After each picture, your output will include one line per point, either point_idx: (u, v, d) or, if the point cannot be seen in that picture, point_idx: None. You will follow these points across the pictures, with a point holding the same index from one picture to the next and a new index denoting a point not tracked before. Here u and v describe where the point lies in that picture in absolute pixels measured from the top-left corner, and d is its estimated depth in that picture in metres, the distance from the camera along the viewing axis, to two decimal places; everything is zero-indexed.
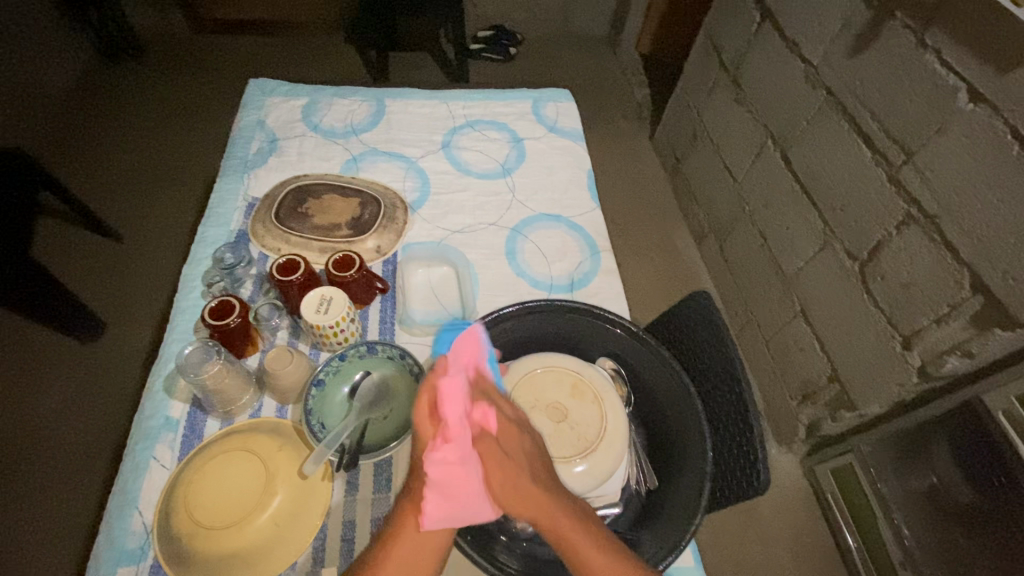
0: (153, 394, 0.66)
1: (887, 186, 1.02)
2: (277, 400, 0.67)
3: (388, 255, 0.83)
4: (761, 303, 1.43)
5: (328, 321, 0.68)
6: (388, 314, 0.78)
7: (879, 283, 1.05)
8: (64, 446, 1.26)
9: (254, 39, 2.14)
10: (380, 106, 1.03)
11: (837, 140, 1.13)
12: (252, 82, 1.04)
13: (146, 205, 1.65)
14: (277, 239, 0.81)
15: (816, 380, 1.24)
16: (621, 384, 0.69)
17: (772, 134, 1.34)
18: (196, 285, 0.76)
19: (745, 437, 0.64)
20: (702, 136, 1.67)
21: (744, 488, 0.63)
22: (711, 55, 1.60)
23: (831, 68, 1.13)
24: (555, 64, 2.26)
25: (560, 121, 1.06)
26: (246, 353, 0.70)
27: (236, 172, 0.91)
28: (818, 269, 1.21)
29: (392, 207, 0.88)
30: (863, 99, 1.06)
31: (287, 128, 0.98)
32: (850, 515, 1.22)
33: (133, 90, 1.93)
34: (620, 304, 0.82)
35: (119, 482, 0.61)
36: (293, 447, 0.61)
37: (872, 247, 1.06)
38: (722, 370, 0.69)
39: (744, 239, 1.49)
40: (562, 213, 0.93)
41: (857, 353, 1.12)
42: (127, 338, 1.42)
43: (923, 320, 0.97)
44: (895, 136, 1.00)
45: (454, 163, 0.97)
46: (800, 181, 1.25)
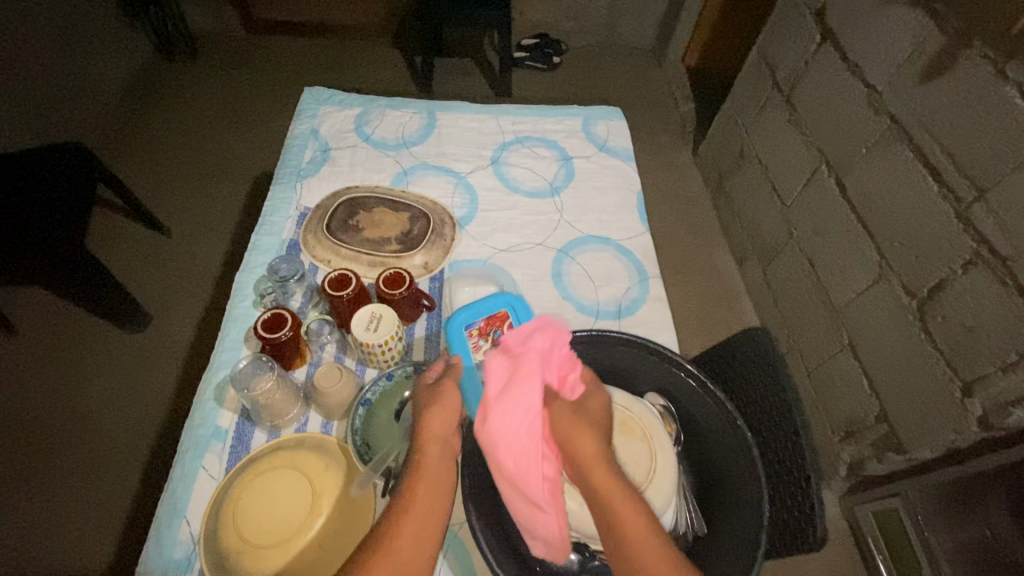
0: (203, 402, 0.67)
1: (954, 223, 0.97)
2: (323, 416, 0.67)
3: (435, 272, 0.83)
4: (805, 332, 1.38)
5: (377, 339, 0.67)
6: (434, 332, 0.77)
7: (939, 323, 1.00)
8: (106, 434, 1.29)
9: (304, 41, 2.19)
10: (431, 119, 1.03)
11: (900, 171, 1.08)
12: (306, 91, 1.05)
13: (193, 201, 1.70)
14: (328, 252, 0.82)
15: (862, 417, 1.20)
16: (669, 420, 0.67)
17: (827, 159, 1.29)
18: (247, 294, 0.77)
19: (802, 488, 0.61)
20: (749, 157, 1.63)
21: (801, 541, 0.60)
22: (764, 73, 1.56)
23: (897, 95, 1.09)
24: (598, 74, 2.24)
25: (610, 140, 1.04)
26: (294, 365, 0.71)
27: (289, 181, 0.92)
28: (870, 302, 1.16)
29: (440, 222, 0.87)
30: (931, 129, 1.02)
31: (340, 138, 0.99)
32: (892, 562, 1.17)
33: (186, 87, 1.98)
34: (667, 335, 0.80)
35: (167, 489, 0.62)
36: (339, 467, 0.61)
37: (933, 285, 1.01)
38: (777, 414, 0.67)
39: (789, 264, 1.45)
40: (610, 235, 0.92)
41: (910, 393, 1.07)
42: (169, 331, 1.46)
43: (987, 367, 0.92)
44: (965, 171, 0.95)
45: (502, 180, 0.97)
46: (855, 209, 1.20)
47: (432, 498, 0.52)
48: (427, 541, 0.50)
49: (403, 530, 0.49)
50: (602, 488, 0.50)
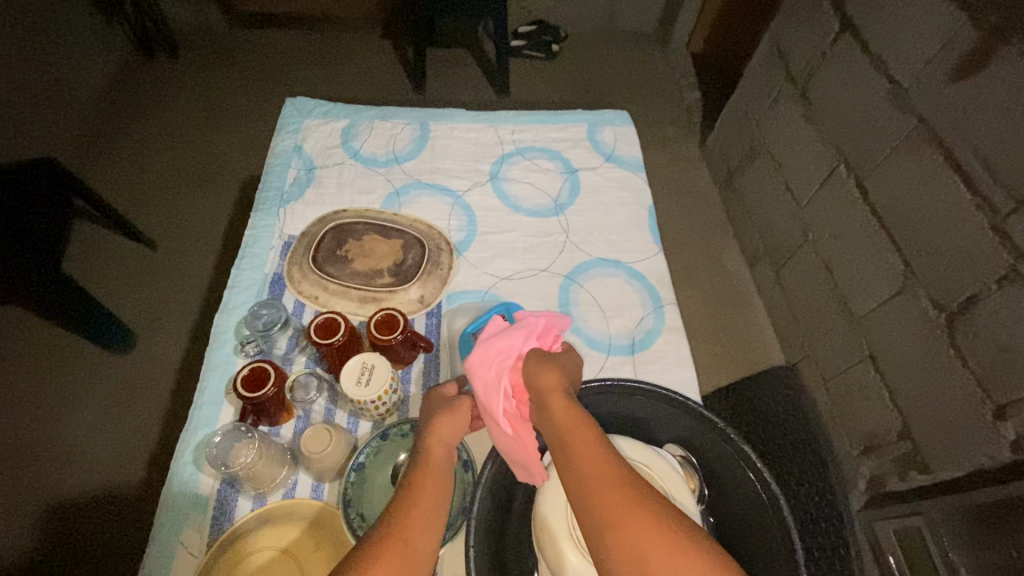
0: (182, 467, 0.61)
1: (989, 235, 0.90)
2: (313, 478, 0.62)
3: (431, 307, 0.76)
4: (821, 339, 1.32)
5: (370, 395, 0.61)
6: (432, 376, 0.71)
7: (970, 341, 0.94)
8: (94, 462, 1.24)
9: (289, 33, 2.08)
10: (424, 130, 0.95)
11: (929, 175, 1.00)
12: (288, 101, 0.97)
13: (178, 209, 1.62)
14: (315, 288, 0.75)
15: (883, 433, 1.14)
16: (692, 474, 0.61)
17: (846, 159, 1.22)
18: (228, 339, 0.71)
19: None
20: (761, 153, 1.55)
21: None
22: (777, 63, 1.47)
23: (925, 94, 1.01)
24: (599, 63, 2.14)
25: (618, 149, 0.97)
26: (281, 420, 0.65)
27: (272, 205, 0.84)
28: (894, 313, 1.10)
29: (436, 249, 0.80)
30: (965, 132, 0.94)
31: (326, 155, 0.91)
32: None
33: (167, 87, 1.89)
34: (685, 371, 0.74)
35: (141, 570, 0.56)
36: (333, 544, 0.56)
37: (964, 300, 0.95)
38: None
39: (803, 268, 1.38)
40: (621, 257, 0.85)
41: (937, 412, 1.01)
42: (158, 350, 1.40)
43: (1023, 390, 0.86)
44: (1003, 179, 0.88)
45: (503, 198, 0.89)
46: (877, 214, 1.13)
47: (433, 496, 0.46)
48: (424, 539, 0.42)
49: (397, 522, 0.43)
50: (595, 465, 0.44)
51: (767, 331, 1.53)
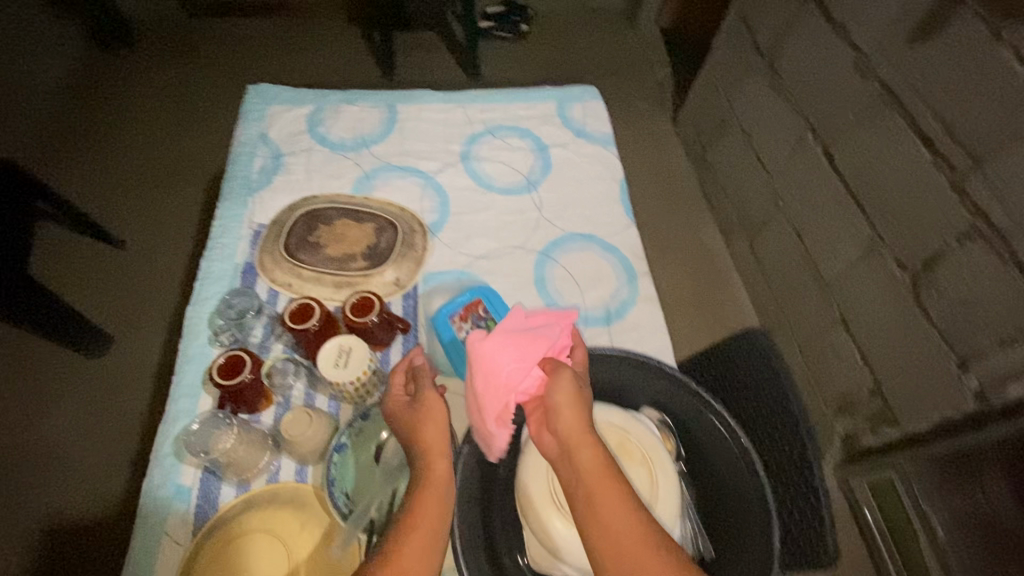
0: (161, 458, 0.61)
1: (949, 193, 0.93)
2: (296, 462, 0.61)
3: (407, 289, 0.76)
4: (795, 305, 1.35)
5: (348, 377, 0.62)
6: (411, 357, 0.71)
7: (933, 297, 0.98)
8: (76, 466, 1.22)
9: (251, 21, 2.02)
10: (392, 112, 0.94)
11: (892, 138, 1.02)
12: (251, 88, 0.95)
13: (146, 207, 1.58)
14: (288, 275, 0.74)
15: (855, 391, 1.18)
16: (668, 435, 0.63)
17: (813, 126, 1.24)
18: (202, 330, 0.70)
19: (811, 501, 0.59)
20: (731, 125, 1.57)
21: (811, 556, 0.58)
22: (744, 35, 1.48)
23: (886, 58, 1.03)
24: (569, 41, 2.12)
25: (588, 125, 0.97)
26: (260, 407, 0.64)
27: (240, 195, 0.83)
28: (863, 275, 1.13)
29: (409, 231, 0.80)
30: (923, 94, 0.96)
31: (293, 141, 0.90)
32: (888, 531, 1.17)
33: (127, 82, 1.83)
34: (660, 339, 0.76)
35: (128, 561, 0.56)
36: (316, 523, 0.56)
37: (927, 258, 0.98)
38: (780, 423, 0.64)
39: (776, 236, 1.41)
40: (594, 232, 0.86)
41: (906, 368, 1.05)
42: (134, 350, 1.37)
43: (984, 341, 0.90)
44: (961, 139, 0.90)
45: (474, 177, 0.89)
46: (844, 179, 1.16)
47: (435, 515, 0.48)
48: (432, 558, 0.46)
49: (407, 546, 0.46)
50: (594, 479, 0.47)
51: (743, 301, 1.56)
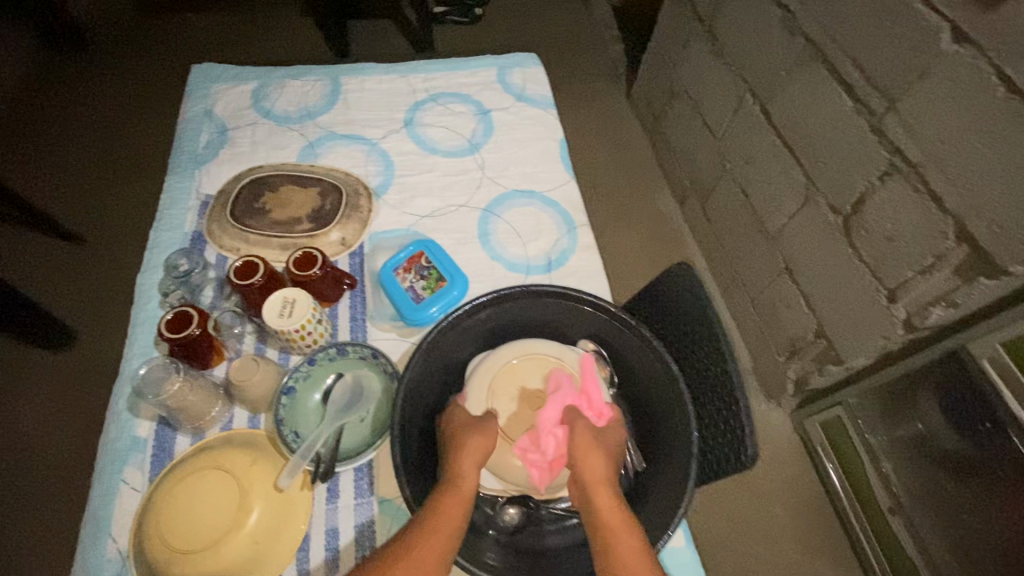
0: (116, 414, 0.63)
1: (869, 136, 0.98)
2: (249, 410, 0.65)
3: (354, 248, 0.79)
4: (746, 260, 1.41)
5: (293, 325, 0.64)
6: (358, 310, 0.74)
7: (863, 237, 1.03)
8: (44, 459, 1.22)
9: (203, 16, 2.01)
10: (335, 85, 0.97)
11: (818, 89, 1.08)
12: (195, 68, 0.97)
13: (104, 203, 1.58)
14: (235, 240, 0.77)
15: (803, 336, 1.24)
16: (603, 365, 0.67)
17: (751, 86, 1.29)
18: (152, 294, 0.72)
19: (733, 413, 0.62)
20: (680, 93, 1.62)
21: (732, 463, 0.62)
22: (685, 3, 1.52)
23: (809, 13, 1.08)
24: (524, 23, 2.15)
25: (529, 88, 0.99)
26: (212, 363, 0.67)
27: (186, 168, 0.85)
28: (803, 224, 1.18)
29: (354, 195, 0.83)
30: (843, 44, 1.01)
31: (238, 116, 0.92)
32: (839, 466, 1.23)
33: (77, 80, 1.81)
34: (599, 282, 0.80)
35: (88, 508, 0.59)
36: (268, 460, 0.59)
37: (856, 200, 1.03)
38: (707, 346, 0.67)
39: (725, 197, 1.46)
40: (536, 188, 0.89)
41: (844, 307, 1.11)
42: (99, 344, 1.37)
43: (907, 272, 0.95)
44: (876, 83, 0.95)
45: (418, 142, 0.92)
46: (780, 133, 1.21)
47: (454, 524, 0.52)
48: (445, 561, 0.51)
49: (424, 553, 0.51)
50: (611, 517, 0.54)
51: (700, 262, 1.62)
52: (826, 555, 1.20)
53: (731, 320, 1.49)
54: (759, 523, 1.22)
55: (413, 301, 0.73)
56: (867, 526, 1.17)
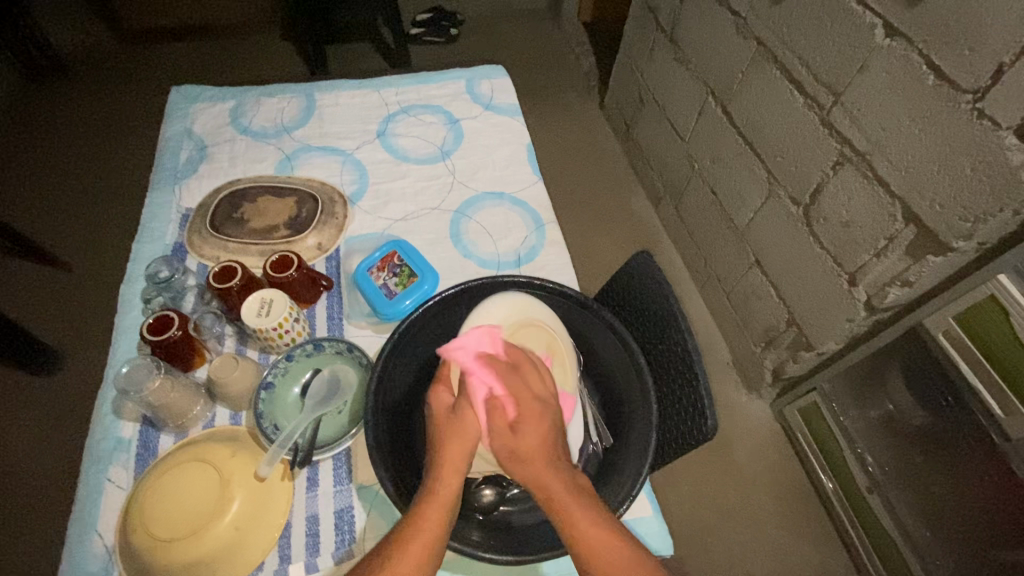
0: (101, 417, 0.66)
1: (820, 129, 1.03)
2: (230, 408, 0.67)
3: (330, 252, 0.82)
4: (719, 256, 1.45)
5: (270, 324, 0.67)
6: (335, 309, 0.77)
7: (822, 224, 1.08)
8: (31, 482, 1.23)
9: (185, 46, 2.07)
10: (311, 101, 1.01)
11: (771, 88, 1.14)
12: (174, 90, 1.01)
13: (90, 229, 1.60)
14: (214, 249, 0.80)
15: (776, 325, 1.28)
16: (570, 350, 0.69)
17: (712, 89, 1.35)
18: (135, 303, 0.75)
19: (692, 386, 0.65)
20: (648, 100, 1.68)
21: (692, 435, 0.64)
22: (648, 15, 1.59)
23: (759, 17, 1.14)
24: (498, 40, 2.23)
25: (496, 98, 1.04)
26: (194, 365, 0.70)
27: (167, 184, 0.88)
28: (767, 217, 1.23)
29: (330, 202, 0.87)
30: (790, 44, 1.07)
31: (217, 134, 0.96)
32: (818, 452, 1.26)
33: (62, 110, 1.85)
34: (567, 274, 0.83)
35: (74, 508, 0.61)
36: (247, 452, 0.61)
37: (813, 190, 1.08)
38: (666, 325, 0.70)
39: (696, 196, 1.51)
40: (504, 189, 0.93)
41: (810, 293, 1.15)
42: (85, 366, 1.38)
43: (865, 255, 1.00)
44: (822, 78, 1.01)
45: (391, 151, 0.96)
46: (741, 132, 1.26)
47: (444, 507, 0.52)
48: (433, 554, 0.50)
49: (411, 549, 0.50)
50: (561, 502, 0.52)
51: (677, 261, 1.66)
52: (810, 538, 1.22)
53: (708, 316, 1.53)
54: (743, 511, 1.24)
55: (386, 296, 0.77)
56: (847, 508, 1.20)
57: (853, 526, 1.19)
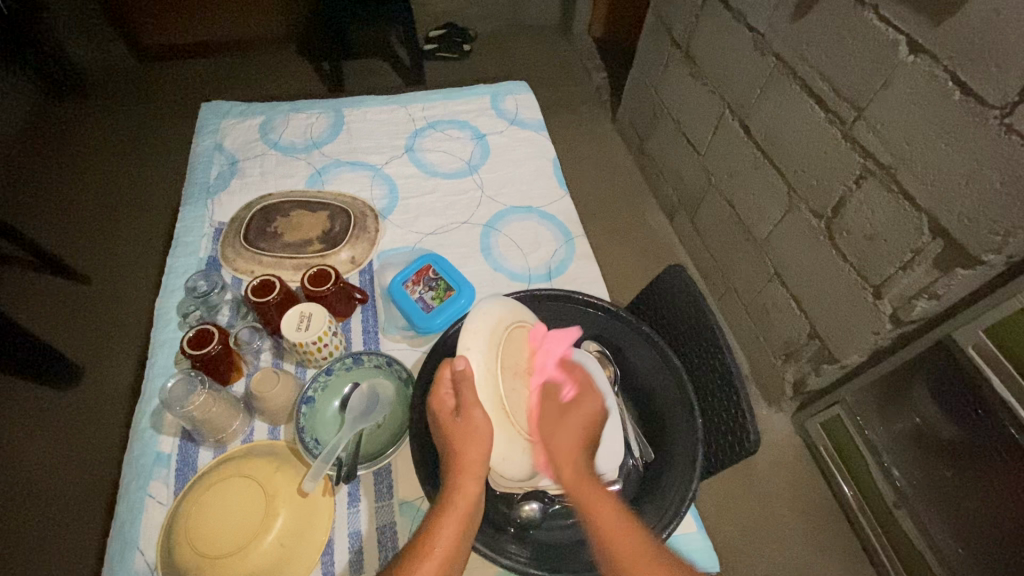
0: (141, 432, 0.66)
1: (842, 143, 1.04)
2: (269, 422, 0.67)
3: (363, 266, 0.83)
4: (737, 268, 1.46)
5: (310, 338, 0.67)
6: (370, 323, 0.77)
7: (845, 237, 1.08)
8: (52, 496, 1.22)
9: (202, 62, 2.11)
10: (338, 116, 1.02)
11: (791, 104, 1.15)
12: (204, 105, 1.02)
13: (109, 242, 1.61)
14: (249, 263, 0.80)
15: (797, 338, 1.27)
16: (607, 365, 0.68)
17: (729, 104, 1.36)
18: (171, 317, 0.75)
19: (732, 400, 0.65)
20: (663, 114, 1.69)
21: (735, 449, 0.64)
22: (662, 33, 1.62)
23: (778, 34, 1.16)
24: (510, 57, 2.27)
25: (521, 113, 1.05)
26: (231, 379, 0.70)
27: (199, 199, 0.89)
28: (787, 230, 1.24)
29: (361, 216, 0.87)
30: (810, 60, 1.08)
31: (247, 149, 0.97)
32: (842, 466, 1.25)
33: (80, 125, 1.87)
34: (599, 288, 0.83)
35: (115, 524, 0.60)
36: (290, 467, 0.61)
37: (835, 203, 1.09)
38: (703, 338, 0.71)
39: (712, 209, 1.52)
40: (533, 204, 0.93)
41: (833, 306, 1.15)
42: (106, 379, 1.38)
43: (890, 269, 1.00)
44: (844, 93, 1.02)
45: (420, 166, 0.97)
46: (760, 146, 1.27)
47: (460, 519, 0.53)
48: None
49: (424, 567, 0.51)
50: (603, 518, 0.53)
51: (693, 273, 1.66)
52: (837, 556, 1.21)
53: (727, 328, 1.53)
54: (768, 526, 1.23)
55: (422, 310, 0.77)
56: (874, 523, 1.19)
57: (880, 541, 1.18)
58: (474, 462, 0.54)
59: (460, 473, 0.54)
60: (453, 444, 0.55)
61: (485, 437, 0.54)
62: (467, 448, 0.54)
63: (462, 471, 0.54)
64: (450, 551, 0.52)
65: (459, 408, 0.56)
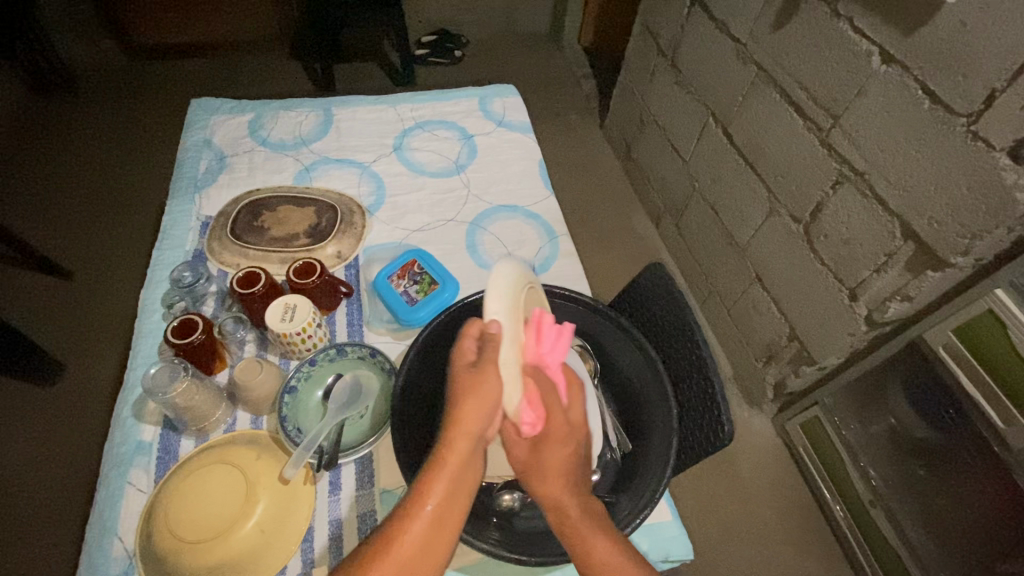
0: (122, 420, 0.66)
1: (819, 149, 1.07)
2: (251, 412, 0.68)
3: (349, 260, 0.84)
4: (720, 272, 1.48)
5: (294, 329, 0.68)
6: (355, 316, 0.78)
7: (822, 241, 1.11)
8: (30, 494, 1.20)
9: (193, 62, 2.11)
10: (328, 115, 1.04)
11: (771, 112, 1.18)
12: (194, 102, 1.03)
13: (94, 239, 1.60)
14: (235, 256, 0.81)
15: (777, 341, 1.30)
16: (588, 358, 0.71)
17: (712, 111, 1.40)
18: (156, 308, 0.76)
19: (708, 393, 0.67)
20: (649, 121, 1.73)
21: (709, 441, 0.66)
22: (649, 42, 1.65)
23: (759, 44, 1.19)
24: (500, 64, 2.30)
25: (508, 115, 1.07)
26: (215, 369, 0.71)
27: (187, 193, 0.90)
28: (768, 234, 1.27)
29: (348, 212, 0.88)
30: (789, 69, 1.12)
31: (235, 145, 0.97)
32: (822, 468, 1.28)
33: (67, 122, 1.86)
34: (581, 285, 0.85)
35: (94, 511, 0.60)
36: (271, 455, 0.62)
37: (813, 208, 1.12)
38: (681, 333, 0.72)
39: (696, 214, 1.55)
40: (519, 203, 0.95)
41: (810, 309, 1.18)
42: (88, 376, 1.37)
43: (865, 271, 1.03)
44: (821, 101, 1.05)
45: (407, 165, 0.98)
46: (742, 152, 1.30)
47: (455, 479, 0.48)
48: (425, 550, 0.46)
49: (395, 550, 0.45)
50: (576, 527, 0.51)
51: (678, 278, 1.69)
52: (815, 555, 1.23)
53: (710, 332, 1.56)
54: (748, 525, 1.25)
55: (407, 303, 0.78)
56: (852, 524, 1.21)
57: (857, 541, 1.20)
58: (472, 424, 0.49)
59: (453, 430, 0.49)
60: (454, 398, 0.49)
61: (491, 399, 0.49)
62: (464, 402, 0.49)
63: (463, 437, 0.49)
64: (435, 531, 0.46)
65: (477, 360, 0.50)
